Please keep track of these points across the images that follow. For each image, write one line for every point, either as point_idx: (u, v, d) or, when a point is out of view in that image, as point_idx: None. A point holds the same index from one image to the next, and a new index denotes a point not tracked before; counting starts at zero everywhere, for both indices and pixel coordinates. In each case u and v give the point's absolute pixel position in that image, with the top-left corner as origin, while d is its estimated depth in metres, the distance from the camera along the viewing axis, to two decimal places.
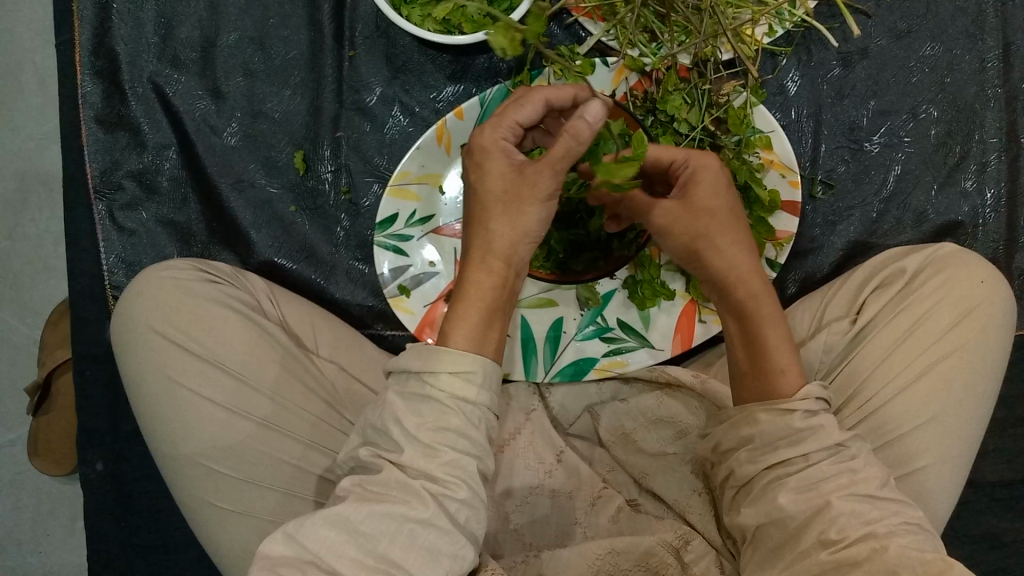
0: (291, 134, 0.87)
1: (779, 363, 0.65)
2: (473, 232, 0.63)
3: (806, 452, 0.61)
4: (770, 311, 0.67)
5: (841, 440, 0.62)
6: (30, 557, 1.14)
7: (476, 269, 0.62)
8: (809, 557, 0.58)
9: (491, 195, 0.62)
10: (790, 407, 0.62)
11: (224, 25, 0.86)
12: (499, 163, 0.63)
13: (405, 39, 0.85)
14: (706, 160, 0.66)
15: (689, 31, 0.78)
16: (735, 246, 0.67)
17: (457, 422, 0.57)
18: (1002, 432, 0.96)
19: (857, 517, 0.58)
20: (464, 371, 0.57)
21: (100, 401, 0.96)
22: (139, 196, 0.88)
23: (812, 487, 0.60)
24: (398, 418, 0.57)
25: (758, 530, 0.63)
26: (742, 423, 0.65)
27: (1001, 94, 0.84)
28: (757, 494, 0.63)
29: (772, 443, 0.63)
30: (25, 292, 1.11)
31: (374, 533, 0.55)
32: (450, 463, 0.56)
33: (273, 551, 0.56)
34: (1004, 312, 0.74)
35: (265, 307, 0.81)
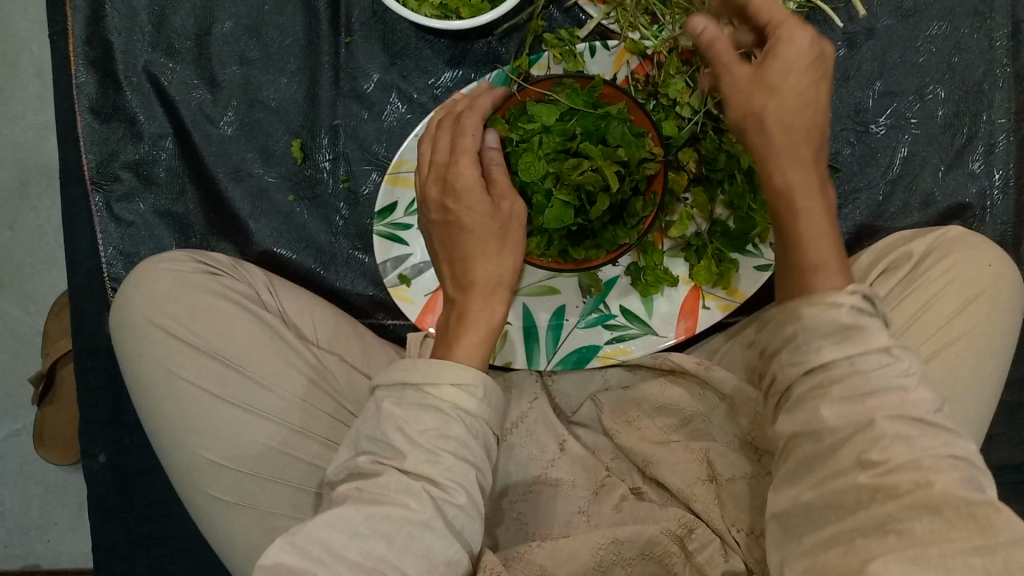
0: (288, 122, 0.86)
1: (813, 259, 0.57)
2: (471, 269, 0.69)
3: (850, 355, 0.53)
4: (806, 207, 0.58)
5: (888, 345, 0.53)
6: (36, 548, 1.15)
7: (475, 306, 0.69)
8: (844, 477, 0.52)
9: (485, 235, 0.69)
10: (835, 301, 0.54)
11: (219, 13, 0.84)
12: (486, 212, 0.68)
13: (403, 24, 0.84)
14: (794, 31, 0.57)
15: (690, 13, 0.77)
16: (788, 134, 0.57)
17: (459, 430, 0.58)
18: (1011, 418, 0.94)
19: (904, 442, 0.52)
20: (466, 385, 0.59)
21: (101, 392, 0.96)
22: (136, 187, 0.88)
23: (857, 399, 0.53)
24: (400, 425, 0.57)
25: (791, 440, 0.56)
26: (783, 321, 0.57)
27: (1009, 73, 0.83)
28: (795, 403, 0.56)
29: (817, 342, 0.54)
30: (27, 283, 1.11)
31: (374, 534, 0.54)
32: (452, 468, 0.57)
33: (268, 559, 0.53)
34: (1012, 295, 0.73)
35: (264, 298, 0.80)
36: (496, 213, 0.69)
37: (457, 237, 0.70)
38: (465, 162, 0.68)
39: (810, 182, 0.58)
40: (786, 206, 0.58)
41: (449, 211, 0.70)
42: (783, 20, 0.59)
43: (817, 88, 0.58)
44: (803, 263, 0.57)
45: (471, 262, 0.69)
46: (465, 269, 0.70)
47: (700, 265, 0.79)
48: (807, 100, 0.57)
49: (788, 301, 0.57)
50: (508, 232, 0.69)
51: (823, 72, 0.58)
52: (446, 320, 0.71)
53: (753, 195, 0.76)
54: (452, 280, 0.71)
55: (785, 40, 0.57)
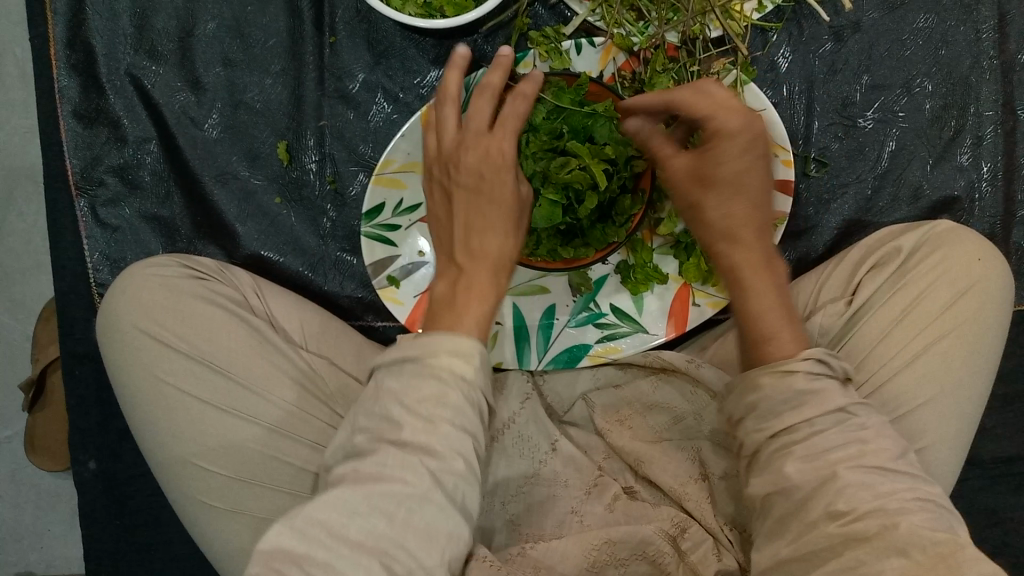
0: (273, 124, 0.85)
1: (764, 331, 0.62)
2: (481, 236, 0.62)
3: (807, 417, 0.56)
4: (757, 280, 0.64)
5: (845, 404, 0.57)
6: (30, 554, 1.14)
7: (480, 274, 0.62)
8: (816, 528, 0.54)
9: (507, 203, 0.63)
10: (788, 368, 0.58)
11: (201, 14, 0.84)
12: (508, 175, 0.63)
13: (387, 23, 0.83)
14: (734, 118, 0.65)
15: (676, 9, 0.77)
16: (729, 209, 0.65)
17: (457, 397, 0.55)
18: (1003, 409, 0.95)
19: (867, 489, 0.54)
20: (464, 353, 0.56)
21: (91, 398, 0.95)
22: (121, 191, 0.87)
23: (818, 456, 0.55)
24: (397, 396, 0.56)
25: (765, 498, 0.58)
26: (745, 389, 0.60)
27: (996, 65, 0.83)
28: (763, 464, 0.58)
29: (775, 408, 0.58)
30: (15, 288, 1.10)
31: (374, 513, 0.53)
32: (450, 437, 0.55)
33: (267, 544, 0.52)
34: (1001, 288, 0.73)
35: (252, 302, 0.80)
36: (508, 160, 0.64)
37: (469, 194, 0.64)
38: (481, 101, 0.65)
39: (756, 259, 0.64)
40: (734, 279, 0.65)
41: (474, 166, 0.63)
42: (719, 109, 0.65)
43: (754, 172, 0.66)
44: (757, 332, 0.62)
45: (482, 230, 0.62)
46: (474, 237, 0.63)
47: (690, 263, 0.78)
48: (743, 182, 0.65)
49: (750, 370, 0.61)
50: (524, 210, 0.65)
51: (761, 150, 0.66)
52: (445, 292, 0.62)
53: None
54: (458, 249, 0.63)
55: (717, 130, 0.65)
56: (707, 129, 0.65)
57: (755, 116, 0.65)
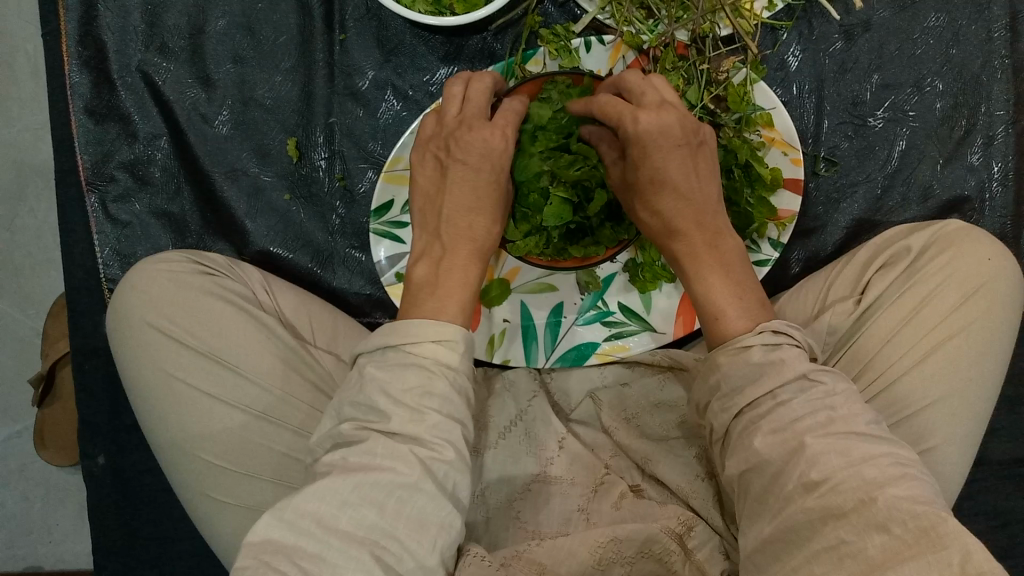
0: (283, 121, 0.85)
1: (716, 308, 0.64)
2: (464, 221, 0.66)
3: (770, 390, 0.57)
4: (710, 266, 0.65)
5: (807, 371, 0.57)
6: (38, 548, 1.15)
7: (461, 257, 0.65)
8: (793, 503, 0.53)
9: (498, 192, 0.67)
10: (749, 343, 0.60)
11: (212, 11, 0.84)
12: (505, 162, 0.67)
13: (397, 21, 0.84)
14: (646, 119, 0.64)
15: (686, 7, 0.77)
16: (672, 203, 0.65)
17: (443, 387, 0.57)
18: (1012, 410, 0.94)
19: (842, 457, 0.53)
20: (448, 341, 0.58)
21: (101, 393, 0.96)
22: (132, 187, 0.87)
23: (785, 428, 0.56)
24: (382, 387, 0.57)
25: (740, 480, 0.58)
26: (708, 371, 0.62)
27: (1008, 64, 0.82)
28: (734, 443, 0.59)
29: (738, 386, 0.59)
30: (26, 284, 1.10)
31: (364, 502, 0.53)
32: (439, 425, 0.56)
33: (257, 536, 0.52)
34: (1011, 289, 0.73)
35: (261, 297, 0.80)
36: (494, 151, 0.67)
37: (461, 177, 0.67)
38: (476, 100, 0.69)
39: (698, 249, 0.66)
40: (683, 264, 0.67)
41: (473, 150, 0.67)
42: (627, 112, 0.65)
43: (673, 167, 0.65)
44: (712, 316, 0.64)
45: (468, 216, 0.66)
46: (462, 220, 0.66)
47: None
48: (662, 181, 0.65)
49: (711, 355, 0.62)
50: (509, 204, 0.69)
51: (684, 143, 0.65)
52: (432, 273, 0.65)
53: (749, 188, 0.76)
54: (442, 231, 0.67)
55: (628, 136, 0.64)
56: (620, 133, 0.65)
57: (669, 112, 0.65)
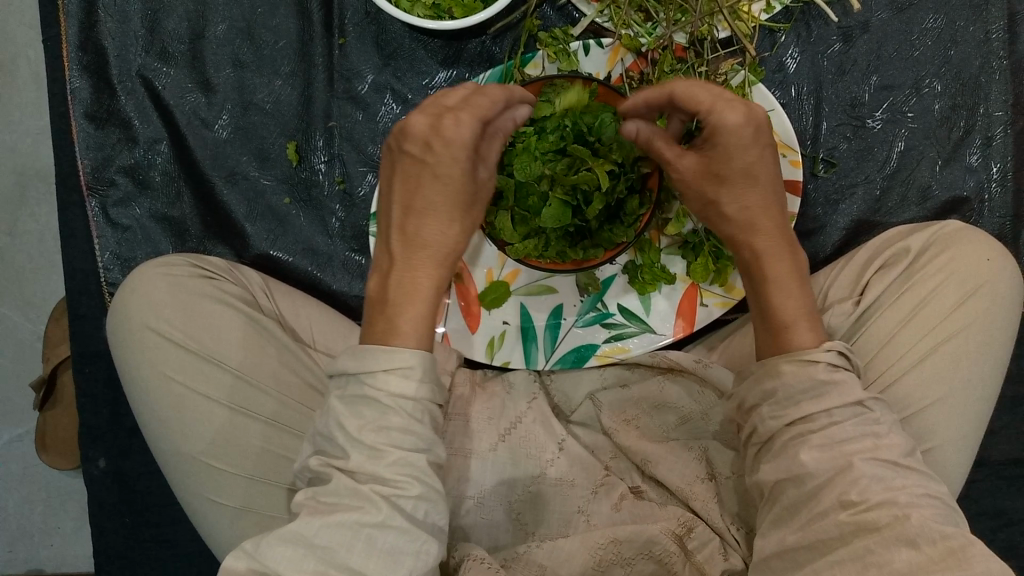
0: (282, 124, 0.86)
1: (787, 318, 0.63)
2: (421, 227, 0.62)
3: (828, 407, 0.58)
4: (784, 270, 0.64)
5: (862, 398, 0.59)
6: (39, 552, 1.15)
7: (417, 268, 0.61)
8: (827, 518, 0.55)
9: (455, 188, 0.61)
10: (814, 358, 0.59)
11: (212, 17, 0.84)
12: (465, 157, 0.60)
13: (396, 25, 0.84)
14: (736, 109, 0.62)
15: (684, 10, 0.77)
16: (753, 202, 0.65)
17: (400, 420, 0.55)
18: (1012, 410, 0.94)
19: (879, 481, 0.55)
20: (401, 368, 0.56)
21: (102, 397, 0.96)
22: (132, 191, 0.88)
23: (833, 447, 0.57)
24: (341, 422, 0.56)
25: (776, 486, 0.60)
26: (763, 376, 0.62)
27: (1006, 65, 0.82)
28: (777, 451, 0.60)
29: (794, 397, 0.59)
30: (27, 288, 1.11)
31: (332, 543, 0.53)
32: (399, 462, 0.55)
33: (237, 567, 0.53)
34: (1010, 289, 0.73)
35: (260, 300, 0.81)
36: (453, 147, 0.60)
37: (416, 178, 0.62)
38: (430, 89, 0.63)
39: (781, 245, 0.65)
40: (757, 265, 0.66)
41: (425, 142, 0.60)
42: (716, 100, 0.62)
43: (766, 162, 0.64)
44: (780, 326, 0.63)
45: (423, 221, 0.61)
46: (414, 223, 0.62)
47: (697, 263, 0.78)
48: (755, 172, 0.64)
49: (767, 359, 0.63)
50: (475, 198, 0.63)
51: (766, 140, 0.64)
52: (385, 282, 0.62)
53: None
54: (397, 237, 0.62)
55: (720, 126, 0.62)
56: (708, 123, 0.62)
57: (760, 107, 0.63)
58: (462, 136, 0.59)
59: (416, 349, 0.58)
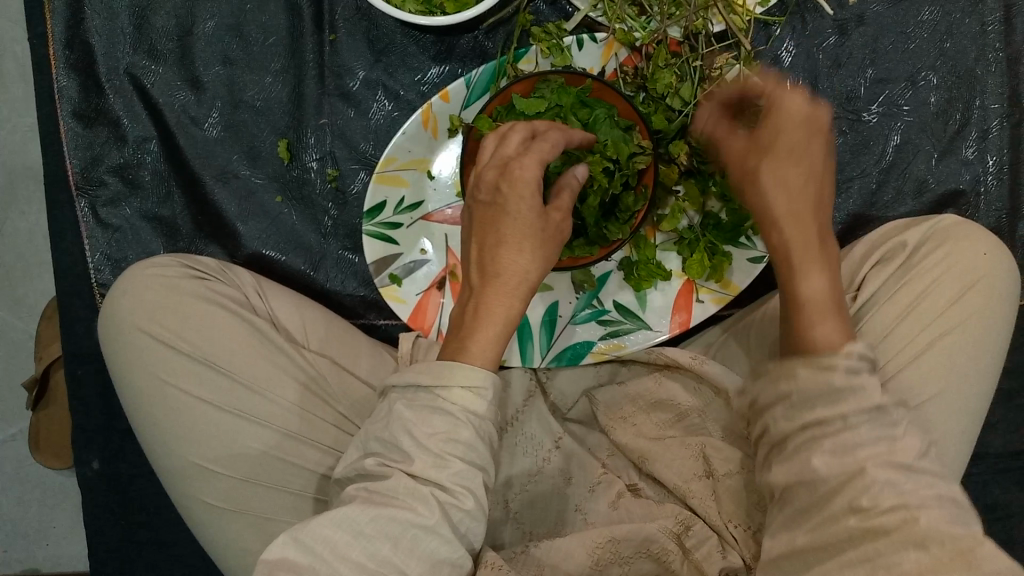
0: (274, 122, 0.85)
1: (814, 311, 0.59)
2: (498, 260, 0.59)
3: (844, 412, 0.54)
4: (815, 260, 0.60)
5: (882, 402, 0.55)
6: (35, 553, 1.14)
7: (497, 304, 0.59)
8: (837, 522, 0.53)
9: (528, 223, 0.59)
10: (831, 362, 0.55)
11: (201, 13, 0.83)
12: (536, 196, 0.59)
13: (387, 20, 0.83)
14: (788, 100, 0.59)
15: (678, 3, 0.76)
16: (784, 189, 0.59)
17: (468, 434, 0.56)
18: (1009, 402, 0.94)
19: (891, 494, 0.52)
20: (476, 386, 0.56)
21: (95, 398, 0.95)
22: (122, 191, 0.87)
23: (847, 452, 0.54)
24: (408, 428, 0.56)
25: (785, 490, 0.57)
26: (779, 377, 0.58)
27: (1002, 58, 0.82)
28: (788, 453, 0.57)
29: (810, 398, 0.56)
30: (18, 288, 1.10)
31: (377, 534, 0.53)
32: (461, 474, 0.55)
33: (273, 554, 0.53)
34: (1006, 282, 0.73)
35: (254, 301, 0.79)
36: (522, 180, 0.59)
37: (489, 214, 0.60)
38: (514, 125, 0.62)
39: (809, 239, 0.60)
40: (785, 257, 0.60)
41: (495, 185, 0.60)
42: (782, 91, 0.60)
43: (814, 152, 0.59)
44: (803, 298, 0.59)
45: (501, 254, 0.59)
46: (494, 260, 0.59)
47: (693, 259, 0.77)
48: (800, 151, 0.59)
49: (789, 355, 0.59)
50: (549, 232, 0.60)
51: (819, 131, 0.59)
52: (461, 317, 0.60)
53: None
54: (475, 274, 0.60)
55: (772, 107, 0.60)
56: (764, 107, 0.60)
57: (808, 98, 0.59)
58: (527, 175, 0.59)
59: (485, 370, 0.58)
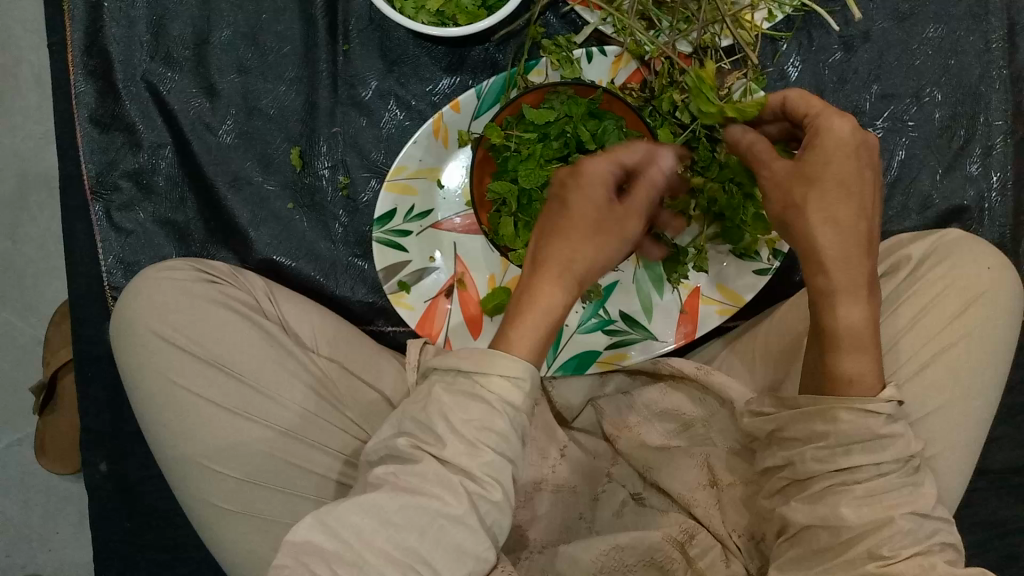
0: (287, 130, 0.86)
1: (848, 373, 0.59)
2: (551, 249, 0.60)
3: (879, 462, 0.57)
4: (857, 294, 0.59)
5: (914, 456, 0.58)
6: (38, 557, 1.14)
7: (545, 291, 0.60)
8: (854, 567, 0.56)
9: (586, 216, 0.60)
10: (872, 410, 0.57)
11: (217, 22, 0.85)
12: (598, 192, 0.61)
13: (400, 32, 0.84)
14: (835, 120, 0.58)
15: (688, 19, 0.77)
16: (837, 228, 0.58)
17: (502, 425, 0.55)
18: (1012, 418, 0.94)
19: (911, 535, 0.56)
20: (517, 378, 0.56)
21: (104, 401, 0.96)
22: (136, 196, 0.88)
23: (875, 498, 0.57)
24: (445, 412, 0.56)
25: (805, 529, 0.59)
26: (814, 416, 0.58)
27: (1005, 75, 0.83)
28: (818, 493, 0.59)
29: (846, 445, 0.57)
30: (28, 292, 1.11)
31: (405, 525, 0.54)
32: (492, 464, 0.55)
33: (298, 536, 0.55)
34: (1011, 297, 0.73)
35: (265, 306, 0.80)
36: (584, 178, 0.61)
37: (553, 209, 0.63)
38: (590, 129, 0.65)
39: (858, 284, 0.59)
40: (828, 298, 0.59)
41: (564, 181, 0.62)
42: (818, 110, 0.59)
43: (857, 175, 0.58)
44: (840, 334, 0.59)
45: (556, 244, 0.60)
46: (547, 250, 0.61)
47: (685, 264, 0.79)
48: (845, 184, 0.58)
49: (817, 398, 0.59)
50: (609, 230, 0.61)
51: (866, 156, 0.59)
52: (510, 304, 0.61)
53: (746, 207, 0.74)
54: (528, 263, 0.62)
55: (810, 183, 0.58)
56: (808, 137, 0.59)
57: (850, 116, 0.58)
58: (594, 172, 0.61)
59: (525, 360, 0.57)
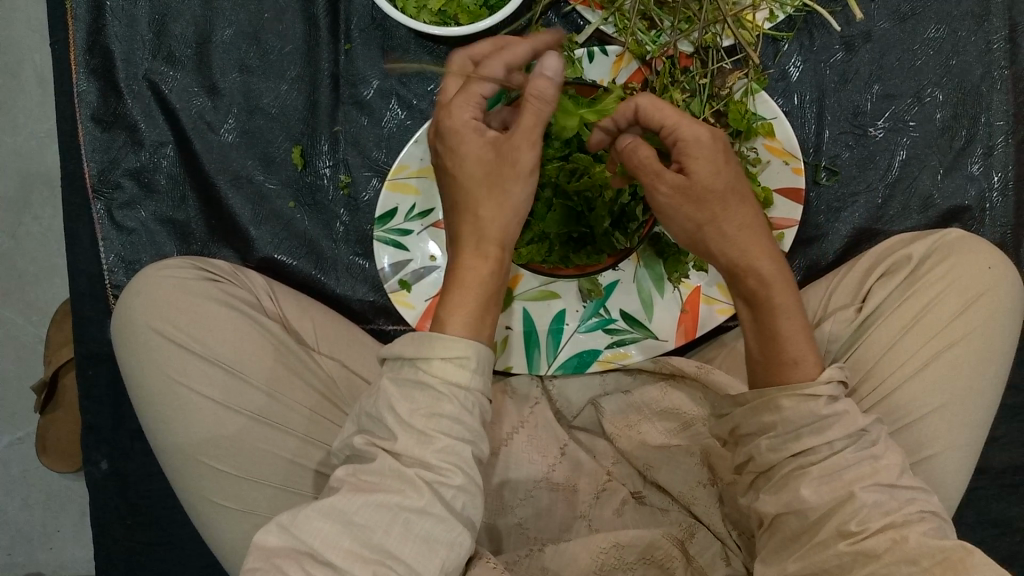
0: (288, 129, 0.86)
1: (793, 354, 0.62)
2: (461, 223, 0.62)
3: (829, 440, 0.59)
4: (783, 301, 0.63)
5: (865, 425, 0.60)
6: (39, 554, 1.15)
7: (469, 258, 0.61)
8: (827, 548, 0.58)
9: (472, 170, 0.61)
10: (816, 393, 0.60)
11: (219, 21, 0.85)
12: (474, 143, 0.61)
13: (402, 31, 0.85)
14: (693, 127, 0.61)
15: (689, 19, 0.78)
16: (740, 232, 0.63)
17: (451, 409, 0.56)
18: (1013, 419, 0.94)
19: (878, 508, 0.58)
20: (459, 357, 0.56)
21: (104, 399, 0.96)
22: (137, 194, 0.88)
23: (834, 477, 0.59)
24: (392, 404, 0.56)
25: (775, 518, 0.62)
26: (762, 409, 0.62)
27: (1007, 76, 0.83)
28: (778, 481, 0.62)
29: (795, 430, 0.60)
30: (29, 290, 1.11)
31: (368, 524, 0.54)
32: (447, 448, 0.56)
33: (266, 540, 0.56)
34: (1012, 297, 0.73)
35: (264, 303, 0.81)
36: (454, 135, 0.62)
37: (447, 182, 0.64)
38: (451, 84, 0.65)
39: (782, 280, 0.64)
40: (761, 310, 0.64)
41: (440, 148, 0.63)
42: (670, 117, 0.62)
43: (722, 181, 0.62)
44: (773, 338, 0.63)
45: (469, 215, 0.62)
46: (462, 224, 0.62)
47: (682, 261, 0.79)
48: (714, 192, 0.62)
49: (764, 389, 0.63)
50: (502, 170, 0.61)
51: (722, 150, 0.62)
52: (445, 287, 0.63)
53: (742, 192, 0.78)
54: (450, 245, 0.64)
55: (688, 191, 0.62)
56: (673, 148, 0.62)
57: (705, 123, 0.62)
58: (457, 127, 0.62)
59: (468, 339, 0.57)
